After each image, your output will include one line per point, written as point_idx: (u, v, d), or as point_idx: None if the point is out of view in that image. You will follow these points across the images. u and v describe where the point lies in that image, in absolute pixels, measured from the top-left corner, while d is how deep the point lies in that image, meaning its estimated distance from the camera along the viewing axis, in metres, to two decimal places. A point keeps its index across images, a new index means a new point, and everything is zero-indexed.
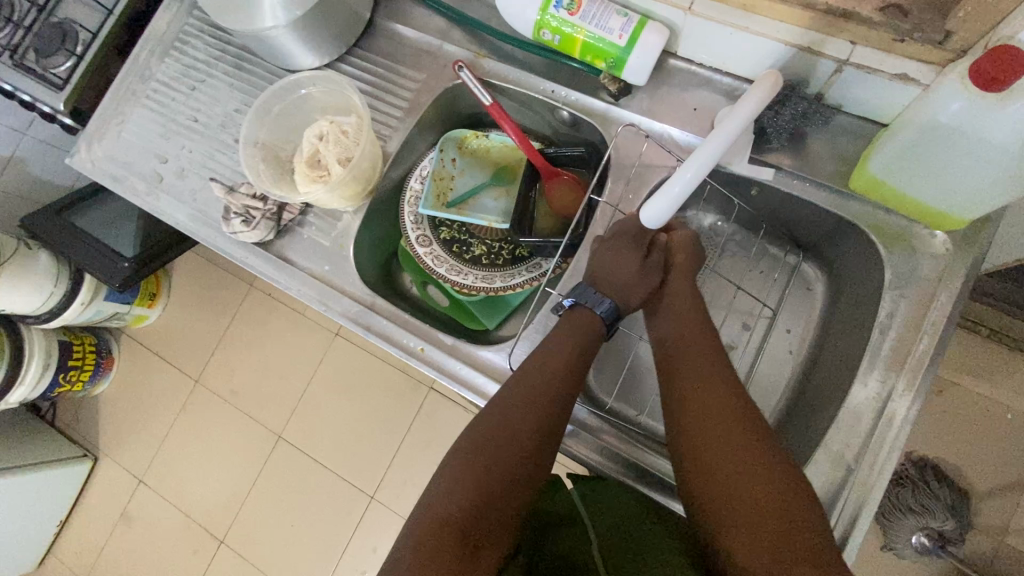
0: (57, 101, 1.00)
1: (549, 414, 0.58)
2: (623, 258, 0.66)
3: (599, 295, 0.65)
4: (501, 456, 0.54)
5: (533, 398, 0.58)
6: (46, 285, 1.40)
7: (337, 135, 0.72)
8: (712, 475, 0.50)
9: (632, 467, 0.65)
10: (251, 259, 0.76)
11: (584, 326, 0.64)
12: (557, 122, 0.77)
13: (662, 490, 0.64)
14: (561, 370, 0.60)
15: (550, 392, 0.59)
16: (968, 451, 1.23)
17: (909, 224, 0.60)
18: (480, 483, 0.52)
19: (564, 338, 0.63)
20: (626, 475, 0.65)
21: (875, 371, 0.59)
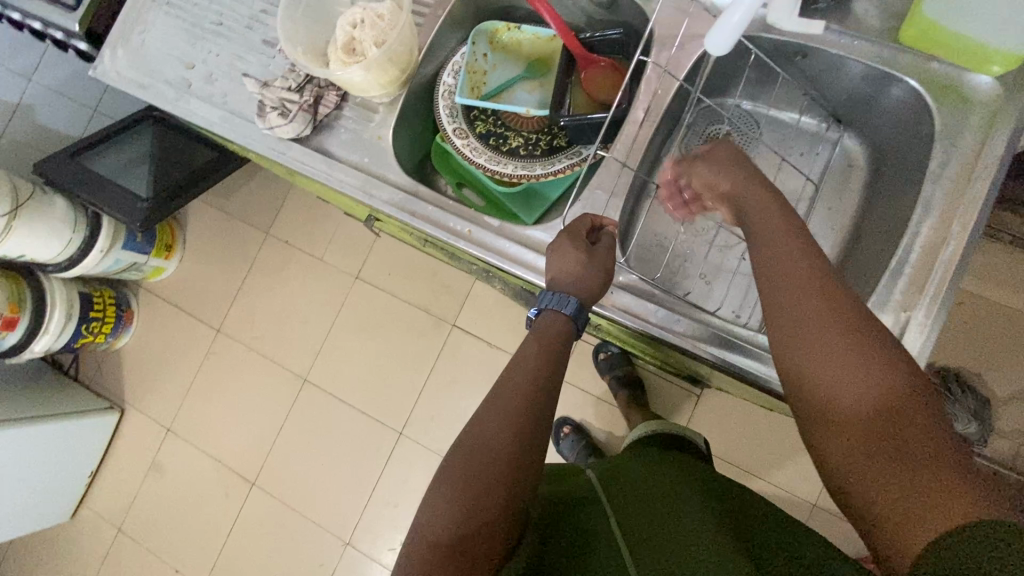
0: (72, 23, 0.98)
1: (531, 425, 0.56)
2: (565, 256, 0.63)
3: (564, 295, 0.62)
4: (485, 473, 0.53)
5: (510, 412, 0.56)
6: (65, 230, 1.39)
7: (372, 19, 0.71)
8: (821, 407, 0.47)
9: (691, 325, 0.65)
10: (289, 153, 0.75)
11: (555, 326, 0.61)
12: (592, 5, 0.76)
13: (716, 342, 0.64)
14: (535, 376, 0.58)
15: (528, 401, 0.57)
16: (991, 358, 1.25)
17: (957, 72, 0.60)
18: (469, 506, 0.52)
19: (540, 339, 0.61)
20: (677, 330, 0.65)
21: (927, 221, 0.60)
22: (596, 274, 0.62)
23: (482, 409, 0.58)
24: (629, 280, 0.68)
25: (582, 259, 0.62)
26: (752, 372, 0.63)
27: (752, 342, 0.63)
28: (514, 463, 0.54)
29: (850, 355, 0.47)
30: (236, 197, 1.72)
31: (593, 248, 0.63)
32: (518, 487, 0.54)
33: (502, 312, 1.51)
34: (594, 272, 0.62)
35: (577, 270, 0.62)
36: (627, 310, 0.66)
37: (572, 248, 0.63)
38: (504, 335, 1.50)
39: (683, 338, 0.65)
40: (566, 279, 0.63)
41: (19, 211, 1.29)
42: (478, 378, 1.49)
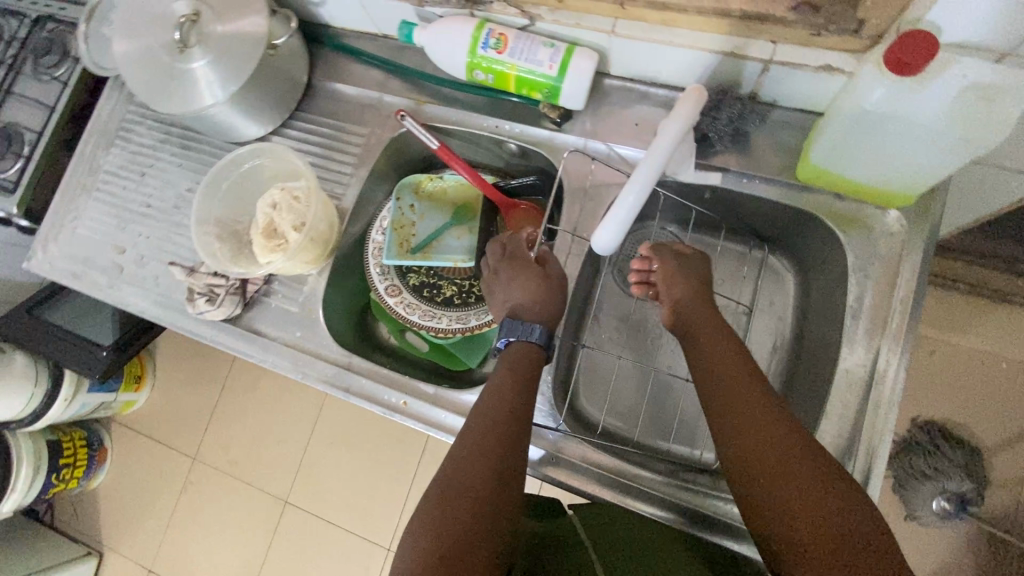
0: (10, 205, 1.00)
1: (517, 446, 0.56)
2: (524, 283, 0.67)
3: (529, 324, 0.64)
4: (474, 494, 0.51)
5: (490, 438, 0.55)
6: (26, 386, 1.37)
7: (289, 201, 0.72)
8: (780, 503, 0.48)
9: (642, 495, 0.64)
10: (221, 337, 0.75)
11: (524, 353, 0.63)
12: (506, 155, 0.78)
13: (676, 513, 0.63)
14: (512, 401, 0.58)
15: (507, 428, 0.56)
16: (972, 409, 1.23)
17: (862, 206, 0.61)
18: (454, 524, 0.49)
19: (512, 366, 0.62)
20: (628, 499, 0.64)
21: (854, 355, 0.60)
22: (556, 299, 0.67)
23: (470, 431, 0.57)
24: (575, 446, 0.66)
25: (542, 284, 0.67)
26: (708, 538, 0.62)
27: (712, 507, 0.62)
28: (505, 481, 0.53)
29: (771, 419, 0.52)
30: None
31: (549, 273, 0.68)
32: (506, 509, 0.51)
33: None
34: (551, 298, 0.66)
35: (536, 296, 0.66)
36: (573, 482, 0.65)
37: (529, 276, 0.67)
38: None
39: (636, 506, 0.64)
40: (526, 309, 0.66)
41: None
42: None
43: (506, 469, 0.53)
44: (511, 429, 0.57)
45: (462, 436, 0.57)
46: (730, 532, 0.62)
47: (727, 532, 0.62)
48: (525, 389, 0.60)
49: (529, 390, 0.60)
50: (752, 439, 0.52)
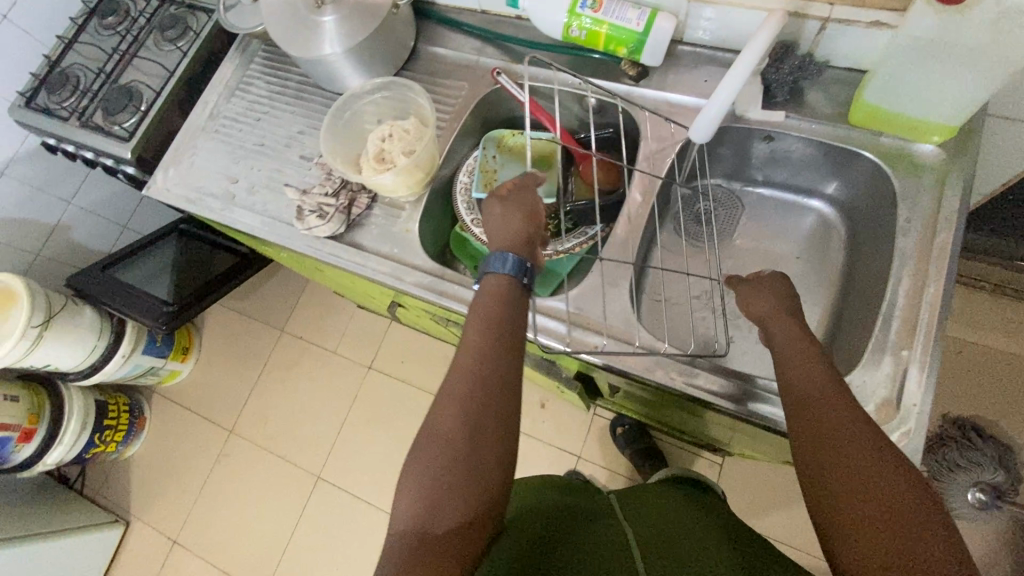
0: (125, 150, 1.11)
1: (485, 392, 0.59)
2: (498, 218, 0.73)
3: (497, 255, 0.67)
4: (447, 452, 0.57)
5: (461, 393, 0.60)
6: (90, 338, 1.43)
7: (400, 133, 0.83)
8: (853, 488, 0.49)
9: (717, 382, 0.70)
10: (324, 250, 0.84)
11: (489, 292, 0.66)
12: (584, 111, 0.89)
13: (745, 396, 0.68)
14: (482, 349, 0.62)
15: (476, 374, 0.60)
16: (1001, 404, 1.27)
17: (906, 144, 0.70)
18: (432, 490, 0.55)
19: (478, 315, 0.65)
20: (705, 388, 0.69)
21: (907, 267, 0.66)
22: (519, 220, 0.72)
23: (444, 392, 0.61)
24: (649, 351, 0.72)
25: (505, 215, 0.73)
26: (760, 416, 0.68)
27: (765, 388, 0.69)
28: (471, 431, 0.57)
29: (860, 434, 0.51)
30: (253, 298, 1.80)
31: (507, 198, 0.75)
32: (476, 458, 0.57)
33: None
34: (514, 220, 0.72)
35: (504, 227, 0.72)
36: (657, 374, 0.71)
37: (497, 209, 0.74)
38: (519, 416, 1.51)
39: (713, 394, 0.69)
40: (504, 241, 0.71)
41: (50, 323, 1.33)
42: None
43: (477, 411, 0.58)
44: (478, 381, 0.60)
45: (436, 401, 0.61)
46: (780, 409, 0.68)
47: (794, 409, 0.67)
48: (498, 329, 0.63)
49: (503, 330, 0.63)
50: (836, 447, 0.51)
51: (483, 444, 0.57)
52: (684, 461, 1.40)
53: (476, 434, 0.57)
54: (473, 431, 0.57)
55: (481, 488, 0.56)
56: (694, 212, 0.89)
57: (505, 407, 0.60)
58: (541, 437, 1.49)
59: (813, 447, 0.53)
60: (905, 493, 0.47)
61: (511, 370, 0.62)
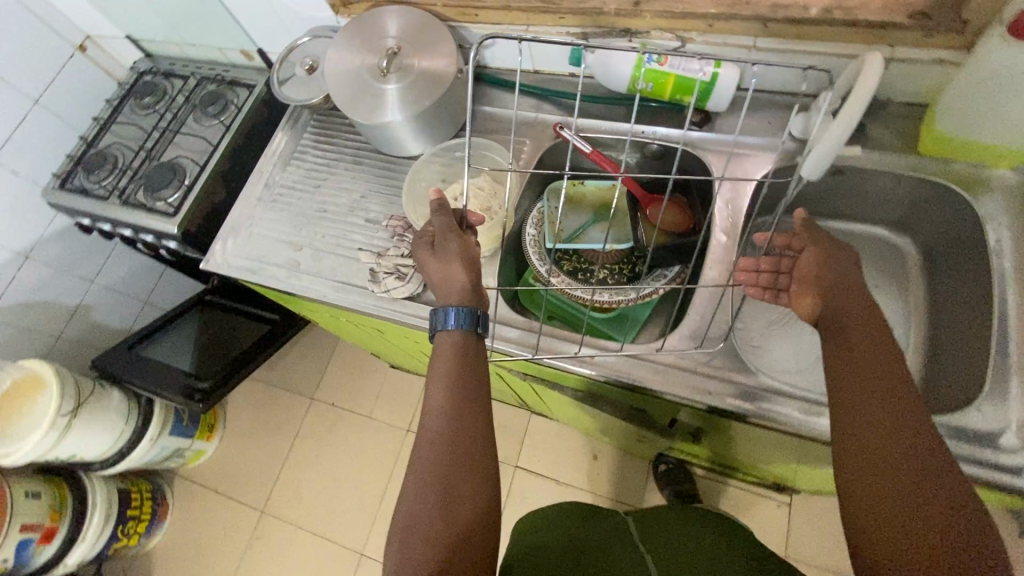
0: (171, 224, 1.10)
1: (465, 428, 0.60)
2: (427, 267, 0.69)
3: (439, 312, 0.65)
4: (437, 498, 0.56)
5: (442, 433, 0.59)
6: (118, 422, 1.36)
7: (475, 191, 0.84)
8: (878, 461, 0.51)
9: (806, 408, 0.68)
10: (403, 312, 0.82)
11: (450, 342, 0.64)
12: (646, 156, 0.91)
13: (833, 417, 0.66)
14: (453, 391, 0.61)
15: (446, 421, 0.60)
16: None
17: (981, 168, 0.73)
18: (428, 536, 0.53)
19: (438, 362, 0.64)
20: (803, 416, 0.67)
21: (1008, 286, 0.67)
22: (456, 268, 0.67)
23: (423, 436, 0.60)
24: (767, 390, 0.69)
25: (440, 269, 0.68)
26: None
27: None
28: (460, 470, 0.57)
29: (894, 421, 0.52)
30: (279, 367, 1.75)
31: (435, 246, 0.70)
32: (466, 495, 0.56)
33: (563, 445, 1.49)
34: (455, 269, 0.67)
35: (439, 277, 0.68)
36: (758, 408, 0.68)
37: (430, 262, 0.69)
38: (571, 469, 1.46)
39: (806, 420, 0.67)
40: (447, 291, 0.67)
41: (79, 409, 1.27)
42: None
43: (459, 449, 0.58)
44: (458, 421, 0.60)
45: (419, 444, 0.60)
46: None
47: None
48: (460, 367, 0.63)
49: (464, 366, 0.63)
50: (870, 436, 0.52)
51: (474, 480, 0.57)
52: (749, 504, 1.35)
53: (466, 472, 0.57)
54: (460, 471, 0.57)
55: (478, 524, 0.55)
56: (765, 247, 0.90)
57: (484, 437, 0.60)
58: (596, 489, 1.43)
59: (852, 475, 0.52)
60: (946, 481, 0.49)
61: (480, 396, 0.63)
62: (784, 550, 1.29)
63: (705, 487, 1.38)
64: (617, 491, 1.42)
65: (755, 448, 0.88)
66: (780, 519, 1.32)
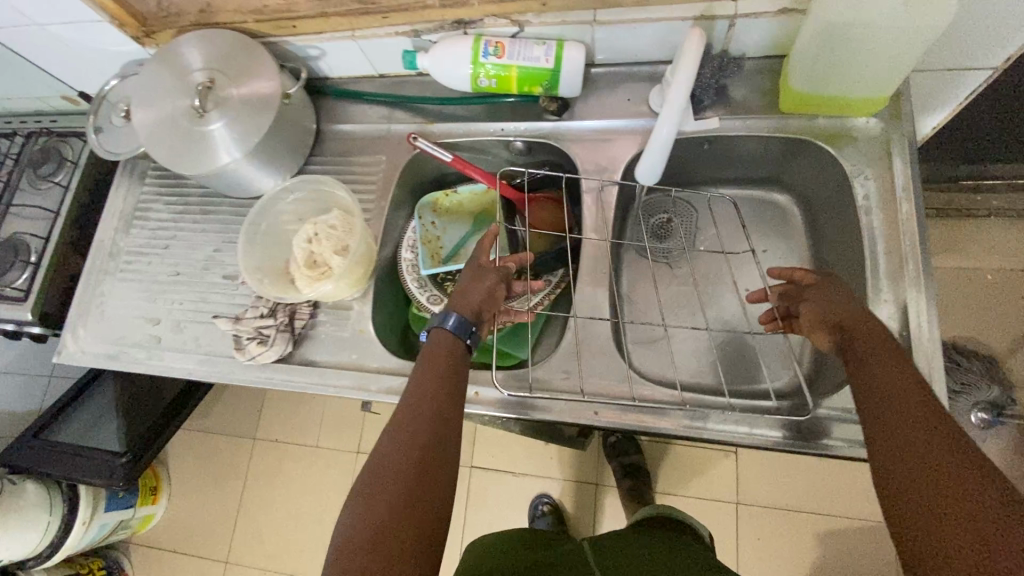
0: (24, 311, 0.99)
1: (441, 424, 0.56)
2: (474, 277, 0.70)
3: (440, 314, 0.65)
4: (400, 480, 0.52)
5: (414, 421, 0.56)
6: (42, 515, 1.29)
7: (326, 231, 0.76)
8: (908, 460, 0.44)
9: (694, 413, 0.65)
10: (275, 376, 0.75)
11: (440, 343, 0.62)
12: (514, 154, 0.84)
13: (720, 419, 0.64)
14: (432, 390, 0.58)
15: (426, 411, 0.57)
16: (981, 321, 1.28)
17: (842, 120, 0.69)
18: (385, 518, 0.49)
19: (429, 356, 0.62)
20: (693, 424, 0.65)
21: (879, 247, 0.65)
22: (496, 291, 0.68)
23: (394, 424, 0.56)
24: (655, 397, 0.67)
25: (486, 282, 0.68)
26: (769, 436, 0.63)
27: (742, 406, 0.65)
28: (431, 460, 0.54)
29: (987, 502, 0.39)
30: (214, 413, 1.67)
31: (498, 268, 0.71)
32: (429, 482, 0.52)
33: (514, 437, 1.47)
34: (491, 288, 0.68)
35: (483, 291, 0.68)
36: (643, 421, 0.66)
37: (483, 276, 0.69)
38: (526, 458, 1.45)
39: (699, 427, 0.65)
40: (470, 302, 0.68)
41: None
42: (516, 513, 1.42)
43: (432, 440, 0.55)
44: (437, 414, 0.57)
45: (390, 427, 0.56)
46: (833, 434, 0.63)
47: (772, 422, 0.64)
48: (446, 374, 0.60)
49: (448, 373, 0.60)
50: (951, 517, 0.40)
51: (438, 469, 0.54)
52: (700, 458, 1.37)
53: (434, 465, 0.54)
54: (429, 463, 0.53)
55: (430, 519, 0.51)
56: (650, 227, 0.86)
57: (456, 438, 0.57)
58: (552, 473, 1.43)
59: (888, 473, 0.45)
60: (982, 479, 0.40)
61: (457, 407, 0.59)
62: (737, 497, 1.33)
63: (657, 451, 1.39)
64: (574, 472, 1.42)
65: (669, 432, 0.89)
66: (730, 468, 1.35)
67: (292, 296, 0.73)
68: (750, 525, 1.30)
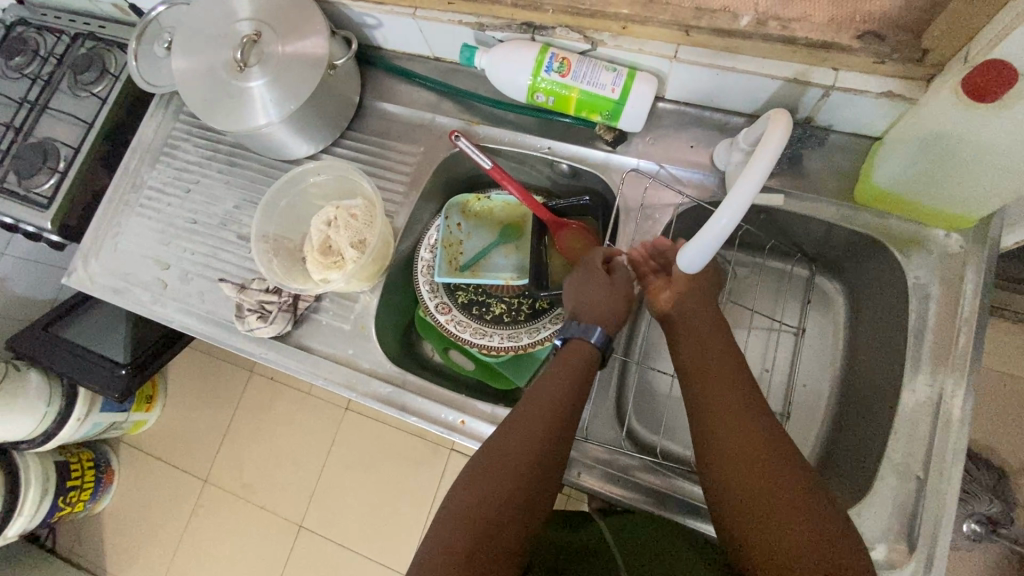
0: (44, 219, 0.99)
1: (561, 433, 0.56)
2: (588, 286, 0.67)
3: (587, 325, 0.63)
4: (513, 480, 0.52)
5: (536, 424, 0.56)
6: (40, 404, 1.34)
7: (346, 218, 0.73)
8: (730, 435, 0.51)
9: (680, 504, 0.61)
10: (269, 354, 0.74)
11: (580, 355, 0.62)
12: (557, 175, 0.79)
13: (701, 516, 0.61)
14: (562, 396, 0.58)
15: (550, 417, 0.56)
16: (1006, 433, 1.20)
17: (920, 227, 0.62)
18: (495, 511, 0.50)
19: (562, 362, 0.62)
20: (675, 513, 0.61)
21: (921, 374, 0.60)
22: (614, 303, 0.65)
23: (514, 420, 0.57)
24: (647, 474, 0.63)
25: (606, 288, 0.66)
26: None
27: None
28: (544, 468, 0.53)
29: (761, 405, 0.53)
30: None
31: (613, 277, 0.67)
32: (541, 492, 0.53)
33: None
34: (616, 301, 0.65)
35: (599, 297, 0.66)
36: (623, 495, 0.62)
37: (592, 279, 0.67)
38: None
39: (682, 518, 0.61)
40: (586, 310, 0.65)
41: None
42: None
43: (549, 447, 0.55)
44: (557, 423, 0.56)
45: (508, 420, 0.57)
46: None
47: None
48: (576, 384, 0.59)
49: (578, 383, 0.59)
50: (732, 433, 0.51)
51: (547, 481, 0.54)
52: None
53: (547, 475, 0.54)
54: (544, 472, 0.53)
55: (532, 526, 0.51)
56: None
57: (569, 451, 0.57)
58: None
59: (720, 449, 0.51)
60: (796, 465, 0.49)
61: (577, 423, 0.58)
62: None
63: None
64: None
65: None
66: None
67: (312, 289, 0.72)
68: None
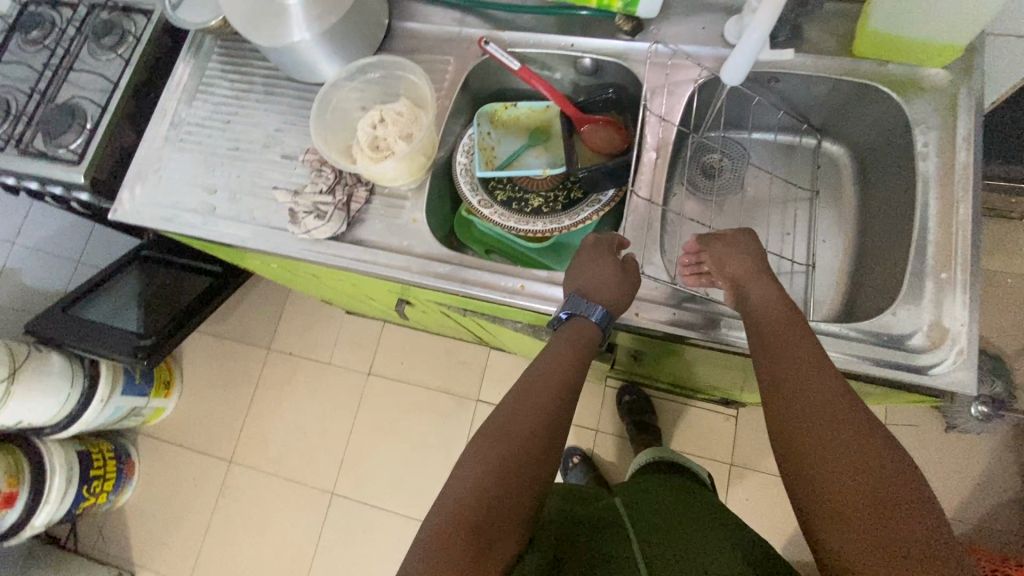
0: (76, 174, 1.00)
1: (559, 412, 0.58)
2: (599, 268, 0.66)
3: (591, 303, 0.64)
4: (517, 455, 0.54)
5: (536, 404, 0.58)
6: (63, 386, 1.33)
7: (392, 117, 0.79)
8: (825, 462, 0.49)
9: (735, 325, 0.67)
10: (327, 252, 0.78)
11: (583, 331, 0.64)
12: (579, 74, 0.85)
13: None
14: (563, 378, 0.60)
15: (551, 403, 0.58)
16: (1002, 322, 1.29)
17: (913, 69, 0.70)
18: (499, 484, 0.53)
19: (559, 341, 0.64)
20: (732, 331, 0.67)
21: (932, 191, 0.67)
22: (622, 286, 0.66)
23: (516, 399, 0.59)
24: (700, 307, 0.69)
25: (617, 271, 0.66)
26: None
27: None
28: (547, 444, 0.56)
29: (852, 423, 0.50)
30: (230, 320, 1.70)
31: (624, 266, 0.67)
32: (541, 469, 0.55)
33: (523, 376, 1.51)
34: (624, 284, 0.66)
35: (609, 278, 0.66)
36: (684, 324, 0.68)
37: (607, 262, 0.67)
38: None
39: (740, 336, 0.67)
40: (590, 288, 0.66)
41: (16, 376, 1.24)
42: None
43: (550, 428, 0.57)
44: (557, 403, 0.59)
45: (512, 397, 0.60)
46: (866, 358, 0.63)
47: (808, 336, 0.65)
48: (572, 364, 0.62)
49: (575, 362, 0.62)
50: (829, 472, 0.48)
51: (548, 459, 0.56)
52: (702, 419, 1.38)
53: (549, 450, 0.56)
54: (547, 446, 0.56)
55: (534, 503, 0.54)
56: (699, 165, 0.87)
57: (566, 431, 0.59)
58: None
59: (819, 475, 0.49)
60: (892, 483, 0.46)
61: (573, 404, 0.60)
62: (731, 458, 1.34)
63: (661, 408, 1.41)
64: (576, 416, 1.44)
65: (697, 370, 0.91)
66: (729, 429, 1.36)
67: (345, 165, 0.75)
68: (741, 486, 1.31)
